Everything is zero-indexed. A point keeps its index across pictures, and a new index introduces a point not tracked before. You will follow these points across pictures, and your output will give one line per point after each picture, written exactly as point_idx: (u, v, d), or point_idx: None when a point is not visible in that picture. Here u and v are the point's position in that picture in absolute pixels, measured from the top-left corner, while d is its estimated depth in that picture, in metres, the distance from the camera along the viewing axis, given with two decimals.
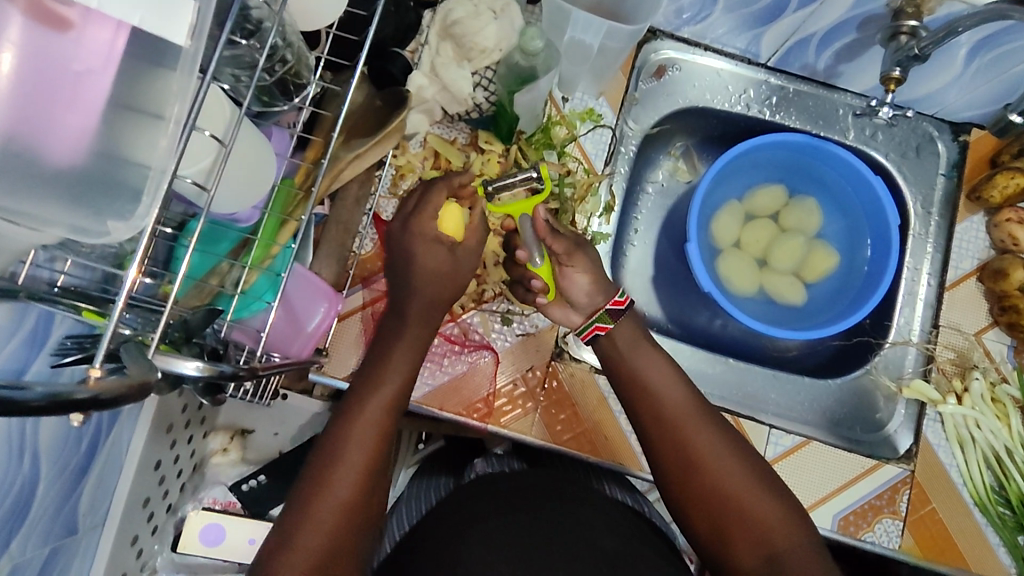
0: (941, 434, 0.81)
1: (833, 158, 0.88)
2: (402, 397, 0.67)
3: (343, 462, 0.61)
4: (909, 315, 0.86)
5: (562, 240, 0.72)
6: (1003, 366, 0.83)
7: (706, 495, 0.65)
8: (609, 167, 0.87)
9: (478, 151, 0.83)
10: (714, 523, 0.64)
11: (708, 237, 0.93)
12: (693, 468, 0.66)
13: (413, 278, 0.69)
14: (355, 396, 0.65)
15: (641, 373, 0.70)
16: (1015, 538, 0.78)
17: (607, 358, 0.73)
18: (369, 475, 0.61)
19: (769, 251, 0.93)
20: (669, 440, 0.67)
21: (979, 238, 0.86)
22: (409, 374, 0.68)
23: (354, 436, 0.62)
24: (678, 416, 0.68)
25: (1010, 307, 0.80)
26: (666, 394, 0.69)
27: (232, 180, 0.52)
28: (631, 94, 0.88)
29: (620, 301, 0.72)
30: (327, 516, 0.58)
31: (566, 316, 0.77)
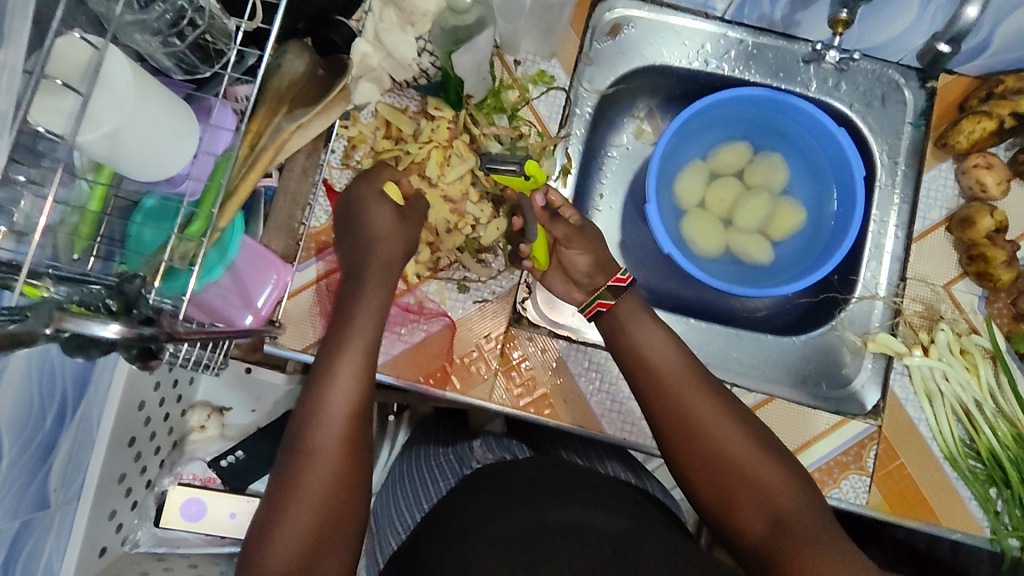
0: (908, 388, 0.79)
1: (794, 110, 0.86)
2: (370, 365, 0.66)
3: (319, 435, 0.61)
4: (877, 266, 0.83)
5: (561, 224, 0.74)
6: (973, 318, 0.80)
7: (708, 461, 0.64)
8: (563, 130, 0.86)
9: (427, 118, 0.81)
10: (718, 491, 0.63)
11: (690, 201, 0.92)
12: (695, 437, 0.65)
13: (366, 248, 0.71)
14: (323, 368, 0.65)
15: (637, 345, 0.70)
16: (987, 492, 0.75)
17: (609, 337, 0.73)
18: (349, 446, 0.61)
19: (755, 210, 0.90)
20: (668, 409, 0.66)
21: (948, 187, 0.83)
22: (370, 338, 0.68)
23: (328, 407, 0.62)
24: (672, 384, 0.67)
25: (979, 256, 0.77)
26: (662, 362, 0.69)
27: (142, 147, 0.51)
28: (585, 54, 0.86)
29: (623, 279, 0.73)
30: (316, 488, 0.59)
31: (569, 293, 0.79)
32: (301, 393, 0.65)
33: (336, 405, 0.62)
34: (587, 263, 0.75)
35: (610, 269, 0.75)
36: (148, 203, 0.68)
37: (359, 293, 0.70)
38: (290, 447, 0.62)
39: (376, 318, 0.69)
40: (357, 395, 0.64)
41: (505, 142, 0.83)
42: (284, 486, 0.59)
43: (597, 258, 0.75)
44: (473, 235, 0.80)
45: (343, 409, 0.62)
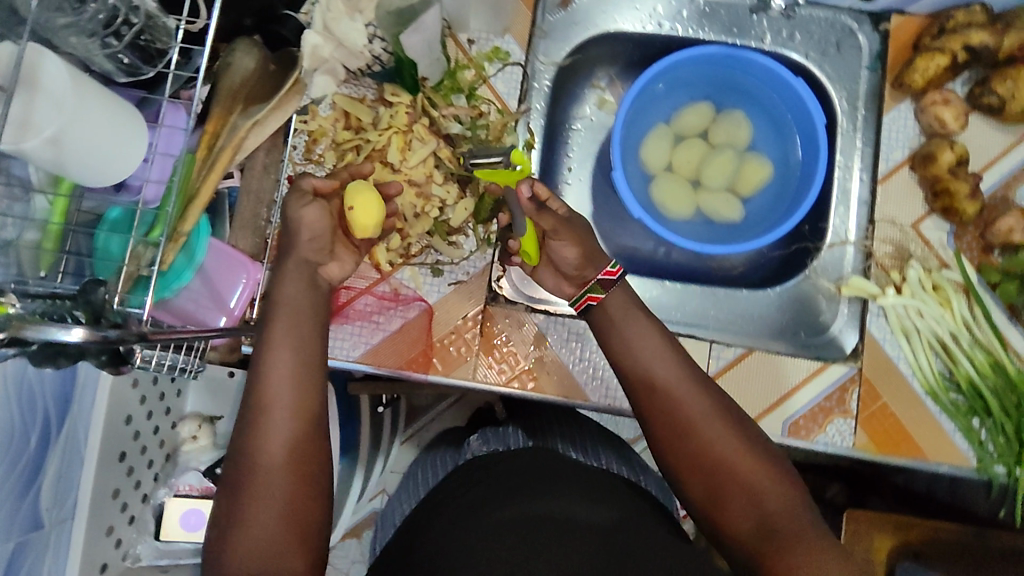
0: (885, 328, 0.79)
1: (749, 64, 0.87)
2: (312, 375, 0.63)
3: (263, 456, 0.58)
4: (844, 209, 0.83)
5: (548, 216, 0.72)
6: (943, 253, 0.80)
7: (695, 459, 0.63)
8: (523, 105, 0.84)
9: (385, 105, 0.81)
10: (706, 487, 0.62)
11: (657, 165, 0.92)
12: (683, 434, 0.63)
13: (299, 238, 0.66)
14: (257, 385, 0.61)
15: (626, 341, 0.68)
16: (969, 423, 0.75)
17: (599, 330, 0.70)
18: (300, 468, 0.59)
19: (721, 166, 0.90)
20: (656, 405, 0.65)
21: (908, 127, 0.82)
22: (297, 342, 0.63)
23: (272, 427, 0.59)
24: (656, 381, 0.65)
25: (943, 192, 0.77)
26: (646, 359, 0.66)
27: (83, 146, 0.52)
28: (538, 28, 0.86)
29: (613, 271, 0.71)
30: (267, 514, 0.57)
31: (558, 286, 0.77)
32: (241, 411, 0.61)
33: (277, 424, 0.59)
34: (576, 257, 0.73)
35: (599, 262, 0.73)
36: (113, 213, 0.65)
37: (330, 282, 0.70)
38: (234, 471, 0.59)
39: (292, 320, 0.64)
40: (301, 412, 0.61)
41: (465, 122, 0.81)
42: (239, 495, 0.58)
43: (585, 249, 0.72)
44: (442, 217, 0.79)
45: (287, 428, 0.60)
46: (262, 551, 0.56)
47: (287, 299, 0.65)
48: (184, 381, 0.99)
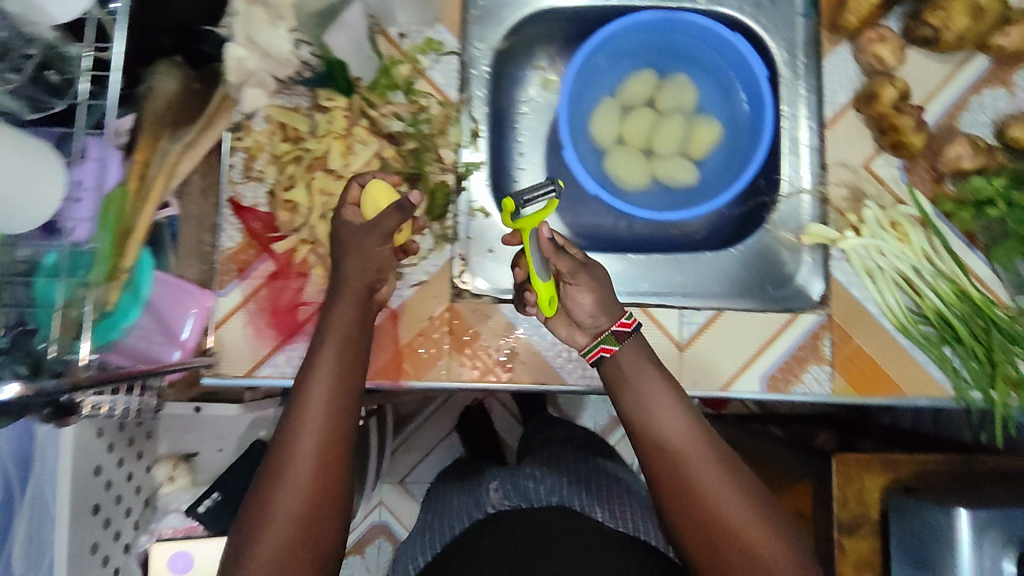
0: (849, 271, 0.79)
1: (685, 26, 0.87)
2: (332, 446, 0.59)
3: (268, 525, 0.57)
4: (791, 154, 0.84)
5: (565, 257, 0.67)
6: (896, 189, 0.80)
7: (706, 528, 0.64)
8: (464, 94, 0.81)
9: (321, 111, 0.78)
10: (712, 558, 0.64)
11: (607, 139, 0.91)
12: (696, 507, 0.64)
13: (344, 285, 0.62)
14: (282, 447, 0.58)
15: (643, 403, 0.66)
16: (941, 351, 0.76)
17: (615, 388, 0.68)
18: (302, 538, 0.57)
19: (672, 134, 0.90)
20: (670, 478, 0.65)
21: (848, 68, 0.82)
22: (331, 407, 0.59)
23: (267, 538, 0.56)
24: (672, 451, 0.65)
25: (890, 128, 0.77)
26: (666, 428, 0.65)
27: None
28: (470, 14, 0.84)
29: (628, 323, 0.67)
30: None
31: (570, 335, 0.72)
32: (247, 499, 0.59)
33: (279, 528, 0.57)
34: (589, 307, 0.67)
35: (615, 310, 0.67)
36: (49, 259, 0.56)
37: (370, 292, 0.64)
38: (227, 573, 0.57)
39: (330, 388, 0.60)
40: (316, 482, 0.58)
41: (406, 119, 0.79)
42: None
43: (601, 295, 0.67)
44: None
45: (297, 497, 0.57)
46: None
47: (325, 358, 0.60)
48: (153, 422, 0.94)
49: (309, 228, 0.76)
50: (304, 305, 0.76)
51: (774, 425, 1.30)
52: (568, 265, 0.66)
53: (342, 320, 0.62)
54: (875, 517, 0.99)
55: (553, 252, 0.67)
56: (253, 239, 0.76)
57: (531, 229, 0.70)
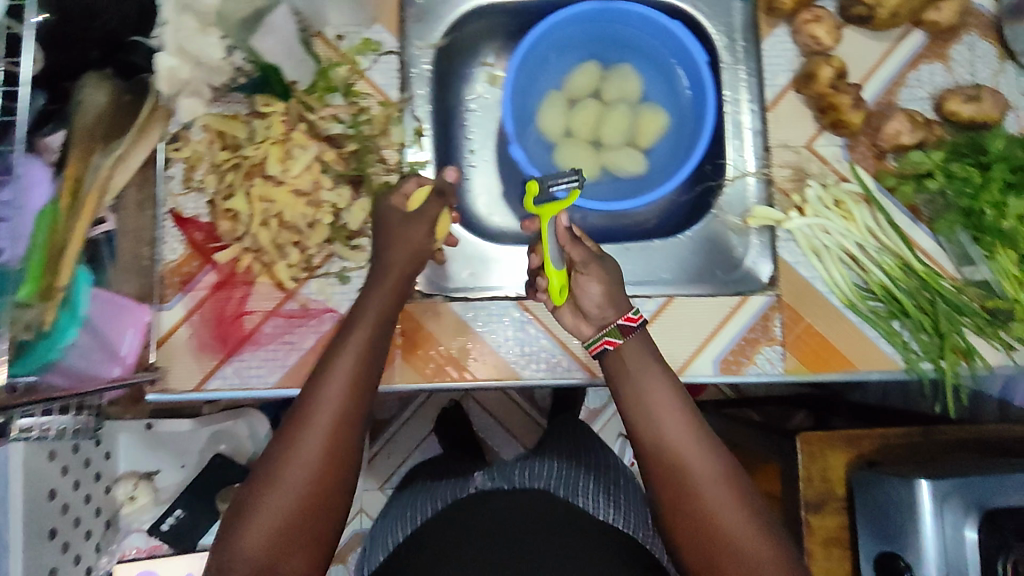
0: (796, 251, 0.79)
1: (626, 16, 0.87)
2: (345, 436, 0.61)
3: (263, 505, 0.58)
4: (734, 137, 0.85)
5: (580, 247, 0.73)
6: (838, 167, 0.81)
7: (692, 517, 0.66)
8: (405, 94, 0.80)
9: (258, 117, 0.77)
10: (700, 549, 0.65)
11: (555, 132, 0.91)
12: (685, 496, 0.66)
13: (382, 279, 0.68)
14: (296, 426, 0.60)
15: (641, 391, 0.69)
16: (890, 326, 0.77)
17: (614, 378, 0.71)
18: (299, 520, 0.58)
19: (620, 124, 0.90)
20: (659, 467, 0.68)
21: (787, 50, 0.82)
22: (352, 393, 0.62)
23: (259, 519, 0.58)
24: (663, 440, 0.68)
25: (829, 107, 0.78)
26: (659, 415, 0.69)
27: None
28: (408, 13, 0.83)
29: (634, 317, 0.71)
30: (249, 553, 0.57)
31: (576, 327, 0.74)
32: (249, 480, 0.61)
33: (272, 510, 0.58)
34: (597, 297, 0.71)
35: (622, 305, 0.71)
36: None
37: (401, 293, 0.69)
38: (219, 552, 0.58)
39: (353, 378, 0.62)
40: (325, 464, 0.59)
41: (347, 120, 0.78)
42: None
43: (609, 288, 0.71)
44: (338, 222, 0.76)
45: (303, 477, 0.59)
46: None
47: (353, 346, 0.63)
48: (111, 440, 0.91)
49: (251, 237, 0.74)
50: (251, 313, 0.75)
51: (753, 411, 1.29)
52: (581, 255, 0.72)
53: (375, 310, 0.66)
54: (841, 493, 1.01)
55: (569, 241, 0.73)
56: (196, 251, 0.75)
57: (551, 216, 0.74)
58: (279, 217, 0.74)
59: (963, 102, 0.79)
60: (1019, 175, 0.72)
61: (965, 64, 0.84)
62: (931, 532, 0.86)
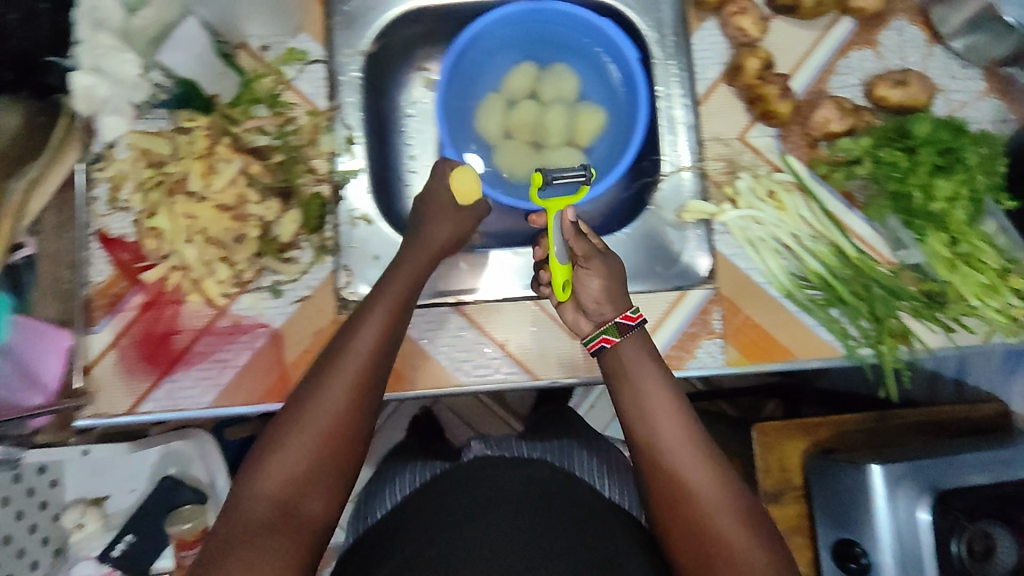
0: (731, 243, 0.80)
1: (559, 15, 0.86)
2: (366, 394, 0.64)
3: (280, 457, 0.60)
4: (669, 132, 0.84)
5: (583, 241, 0.72)
6: (771, 158, 0.81)
7: (687, 521, 0.63)
8: (334, 103, 0.79)
9: (181, 132, 0.75)
10: (695, 557, 0.62)
11: (493, 135, 0.90)
12: (681, 499, 0.64)
13: (416, 250, 0.74)
14: (320, 380, 0.64)
15: (636, 394, 0.70)
16: (828, 313, 0.77)
17: (611, 379, 0.72)
18: (319, 465, 0.61)
19: (559, 123, 0.89)
20: (656, 473, 0.66)
21: (717, 43, 0.83)
22: (377, 352, 0.66)
23: (276, 469, 0.60)
24: (658, 440, 0.67)
25: (758, 98, 0.78)
26: (654, 410, 0.69)
27: None
28: (334, 20, 0.80)
29: (632, 317, 0.72)
30: (274, 486, 0.59)
31: (576, 322, 0.76)
32: (265, 440, 0.63)
33: (289, 462, 0.60)
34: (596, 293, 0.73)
35: (620, 304, 0.73)
36: None
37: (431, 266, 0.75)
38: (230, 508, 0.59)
39: (378, 337, 0.66)
40: (344, 418, 0.62)
41: (273, 132, 0.77)
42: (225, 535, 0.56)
43: (609, 285, 0.73)
44: (268, 235, 0.75)
45: (325, 426, 0.62)
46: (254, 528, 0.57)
47: (381, 310, 0.68)
48: (58, 467, 0.88)
49: (177, 254, 0.74)
50: (182, 332, 0.74)
51: (725, 403, 1.29)
52: (585, 249, 0.72)
53: (403, 280, 0.71)
54: (799, 482, 1.02)
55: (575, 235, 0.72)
56: (122, 271, 0.74)
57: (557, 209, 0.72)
58: (204, 232, 0.74)
59: (891, 87, 0.79)
60: (948, 158, 0.72)
61: (894, 49, 0.84)
62: (885, 519, 0.87)
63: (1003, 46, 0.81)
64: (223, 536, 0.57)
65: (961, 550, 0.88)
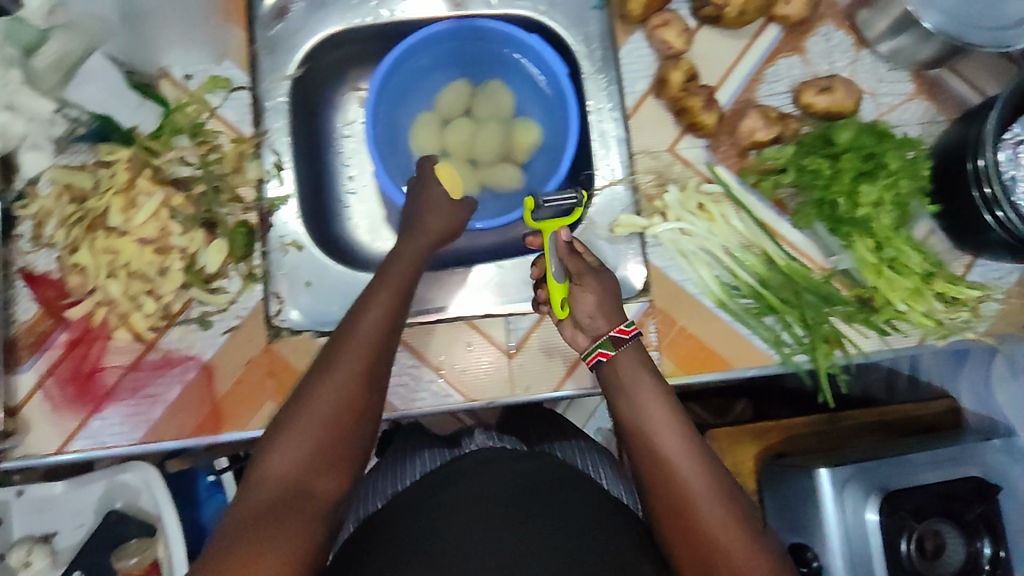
0: (665, 255, 0.80)
1: (485, 32, 0.85)
2: (379, 371, 0.61)
3: (294, 438, 0.57)
4: (603, 147, 0.82)
5: (576, 259, 0.73)
6: (701, 169, 0.81)
7: (689, 533, 0.58)
8: (259, 129, 0.79)
9: (102, 166, 0.75)
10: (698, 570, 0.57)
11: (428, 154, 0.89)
12: (683, 510, 0.59)
13: (416, 234, 0.71)
14: (332, 358, 0.60)
15: (637, 405, 0.64)
16: (761, 321, 0.78)
17: (610, 389, 0.67)
18: (333, 444, 0.57)
19: (495, 140, 0.88)
20: (658, 480, 0.61)
21: (645, 55, 0.83)
22: (389, 329, 0.63)
23: (286, 455, 0.56)
24: (659, 451, 0.61)
25: (684, 110, 0.78)
26: (655, 418, 0.63)
27: None
28: (257, 47, 0.80)
29: (626, 329, 0.68)
30: (285, 470, 0.56)
31: (575, 338, 0.73)
32: (274, 423, 0.59)
33: (301, 446, 0.57)
34: (591, 308, 0.69)
35: (615, 318, 0.69)
36: None
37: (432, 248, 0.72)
38: (242, 497, 0.56)
39: (389, 315, 0.63)
40: (359, 396, 0.59)
41: (195, 162, 0.76)
42: (235, 530, 0.53)
43: (602, 299, 0.70)
44: (194, 266, 0.74)
45: (339, 405, 0.58)
46: (266, 515, 0.54)
47: (391, 286, 0.65)
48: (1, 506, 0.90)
49: (102, 289, 0.73)
50: (110, 368, 0.73)
51: (693, 405, 1.29)
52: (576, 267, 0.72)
53: (410, 256, 0.68)
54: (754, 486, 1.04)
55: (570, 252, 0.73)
56: (47, 309, 0.73)
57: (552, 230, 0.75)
58: (127, 266, 0.73)
59: (817, 93, 0.79)
60: (871, 163, 0.73)
61: (822, 56, 0.83)
62: (833, 514, 0.87)
63: (929, 48, 0.79)
64: (238, 521, 0.54)
65: (911, 549, 0.85)
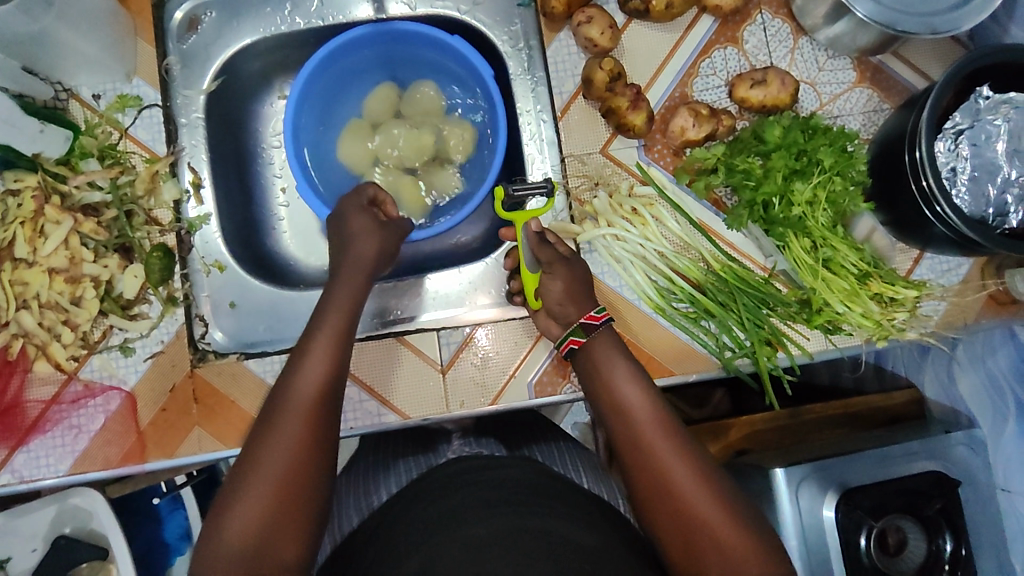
0: (601, 261, 0.78)
1: (408, 35, 0.82)
2: (325, 417, 0.56)
3: (246, 496, 0.52)
4: (538, 150, 0.79)
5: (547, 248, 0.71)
6: (634, 170, 0.78)
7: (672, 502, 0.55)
8: (174, 147, 0.76)
9: (10, 194, 0.73)
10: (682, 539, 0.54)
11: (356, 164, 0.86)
12: (663, 483, 0.56)
13: (349, 266, 0.66)
14: (274, 411, 0.56)
15: (612, 387, 0.62)
16: (700, 326, 0.76)
17: (586, 369, 0.65)
18: (285, 499, 0.52)
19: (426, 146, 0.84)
20: (635, 457, 0.58)
21: (572, 54, 0.79)
22: (332, 368, 0.59)
23: (239, 514, 0.51)
24: (635, 430, 0.59)
25: (610, 111, 0.75)
26: (630, 401, 0.61)
27: None
28: (169, 61, 0.77)
29: (596, 316, 0.67)
30: (239, 534, 0.50)
31: (549, 326, 0.72)
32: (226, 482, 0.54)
33: (254, 503, 0.51)
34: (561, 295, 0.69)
35: (583, 309, 0.68)
36: None
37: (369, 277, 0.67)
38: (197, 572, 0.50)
39: (331, 354, 0.59)
40: (302, 448, 0.54)
41: (105, 186, 0.75)
42: None
43: (572, 287, 0.69)
44: (112, 291, 0.74)
45: (283, 461, 0.53)
46: None
47: (331, 324, 0.61)
48: None
49: (15, 322, 0.72)
50: (30, 403, 0.72)
51: None
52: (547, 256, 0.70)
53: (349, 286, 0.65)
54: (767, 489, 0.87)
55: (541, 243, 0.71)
56: None
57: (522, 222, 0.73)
58: (39, 297, 0.72)
59: (751, 87, 0.75)
60: (802, 161, 0.70)
61: (759, 46, 0.80)
62: (784, 510, 0.71)
63: (867, 35, 0.75)
64: None
65: (871, 547, 0.69)
